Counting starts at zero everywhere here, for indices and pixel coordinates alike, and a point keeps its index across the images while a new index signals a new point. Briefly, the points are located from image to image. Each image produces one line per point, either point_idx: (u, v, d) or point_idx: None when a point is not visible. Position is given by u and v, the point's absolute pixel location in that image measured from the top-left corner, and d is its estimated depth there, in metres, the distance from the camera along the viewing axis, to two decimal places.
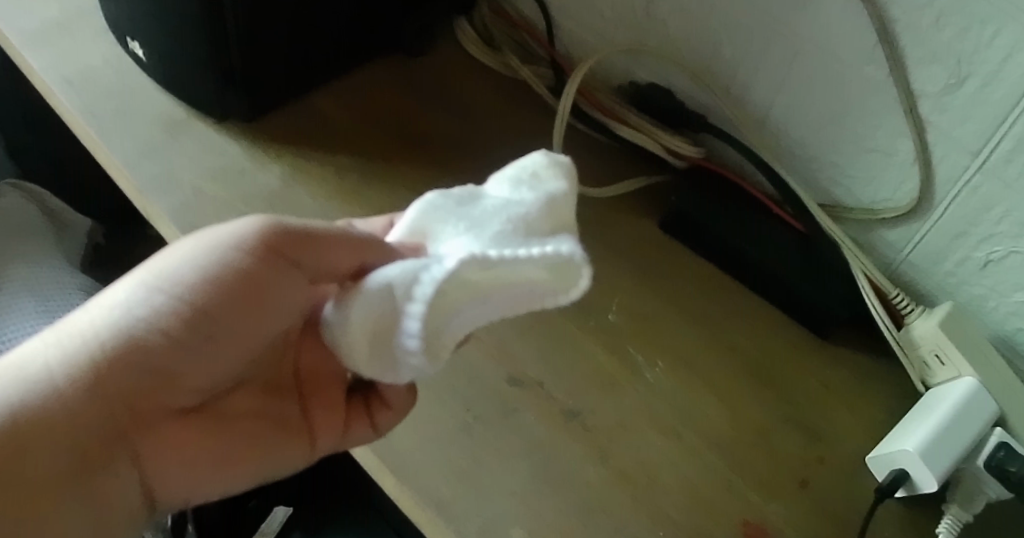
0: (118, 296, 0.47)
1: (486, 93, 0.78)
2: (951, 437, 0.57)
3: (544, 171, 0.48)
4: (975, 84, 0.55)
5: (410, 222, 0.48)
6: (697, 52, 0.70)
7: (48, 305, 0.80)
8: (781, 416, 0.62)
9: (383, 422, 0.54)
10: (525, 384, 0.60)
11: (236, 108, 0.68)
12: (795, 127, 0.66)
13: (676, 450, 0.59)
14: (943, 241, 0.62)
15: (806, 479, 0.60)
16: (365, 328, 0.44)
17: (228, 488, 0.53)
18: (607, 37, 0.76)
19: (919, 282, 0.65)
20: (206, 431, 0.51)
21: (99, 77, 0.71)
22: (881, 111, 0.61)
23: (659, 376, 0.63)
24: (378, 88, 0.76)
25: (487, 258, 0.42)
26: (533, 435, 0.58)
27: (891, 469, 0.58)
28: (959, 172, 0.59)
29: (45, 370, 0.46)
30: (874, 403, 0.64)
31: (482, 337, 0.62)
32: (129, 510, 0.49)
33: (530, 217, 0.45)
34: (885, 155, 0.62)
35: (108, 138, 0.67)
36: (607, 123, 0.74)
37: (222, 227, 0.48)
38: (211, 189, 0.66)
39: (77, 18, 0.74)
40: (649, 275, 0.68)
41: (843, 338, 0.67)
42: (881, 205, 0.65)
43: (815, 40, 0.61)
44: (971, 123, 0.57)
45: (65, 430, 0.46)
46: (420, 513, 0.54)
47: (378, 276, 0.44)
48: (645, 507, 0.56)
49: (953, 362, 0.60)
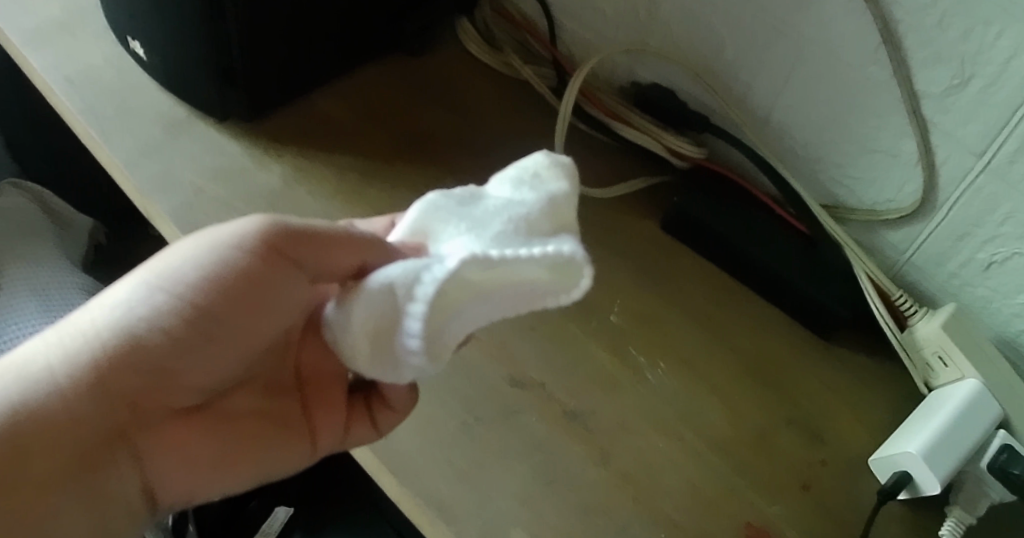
0: (119, 295, 0.47)
1: (487, 93, 0.78)
2: (955, 438, 0.57)
3: (545, 172, 0.48)
4: (979, 84, 0.55)
5: (411, 222, 0.48)
6: (699, 52, 0.69)
7: (49, 304, 0.80)
8: (783, 417, 0.62)
9: (384, 423, 0.54)
10: (526, 385, 0.60)
11: (237, 108, 0.68)
12: (798, 127, 0.66)
13: (677, 452, 0.59)
14: (947, 242, 0.62)
15: (809, 481, 0.59)
16: (366, 327, 0.44)
17: (229, 487, 0.53)
18: (609, 37, 0.76)
19: (922, 283, 0.65)
20: (207, 430, 0.51)
21: (99, 77, 0.70)
22: (884, 111, 0.60)
23: (661, 377, 0.63)
24: (379, 88, 0.76)
25: (488, 258, 0.42)
26: (534, 436, 0.58)
27: (894, 471, 0.58)
28: (962, 173, 0.59)
29: (46, 368, 0.46)
30: (876, 405, 0.64)
31: (483, 338, 0.62)
32: (130, 509, 0.49)
33: (531, 218, 0.45)
34: (888, 156, 0.62)
35: (108, 138, 0.66)
36: (609, 123, 0.74)
37: (223, 226, 0.48)
38: (212, 189, 0.66)
39: (77, 17, 0.74)
40: (651, 275, 0.68)
41: (846, 339, 0.67)
42: (883, 206, 0.64)
43: (818, 40, 0.61)
44: (974, 124, 0.56)
45: (66, 428, 0.46)
46: (422, 515, 0.54)
47: (379, 276, 0.43)
48: (646, 509, 0.56)
49: (956, 364, 0.60)
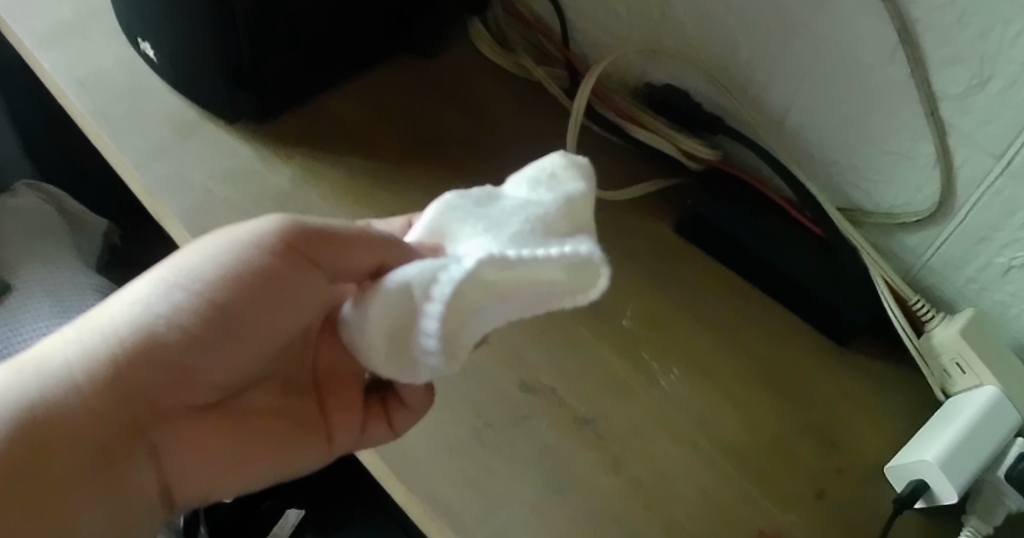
0: (138, 292, 0.47)
1: (499, 94, 0.77)
2: (974, 444, 0.56)
3: (562, 171, 0.48)
4: (999, 85, 0.54)
5: (429, 221, 0.47)
6: (714, 52, 0.69)
7: (63, 305, 0.80)
8: (798, 425, 0.62)
9: (400, 421, 0.53)
10: (537, 390, 0.60)
11: (248, 109, 0.68)
12: (813, 129, 0.65)
13: (690, 459, 0.59)
14: (966, 246, 0.61)
15: (824, 489, 0.59)
16: (383, 328, 0.43)
17: (246, 486, 0.52)
18: (622, 37, 0.76)
19: (940, 288, 0.64)
20: (225, 429, 0.51)
21: (110, 78, 0.70)
22: (902, 112, 0.59)
23: (674, 382, 0.62)
24: (391, 90, 0.75)
25: (505, 258, 0.41)
26: (544, 443, 0.57)
27: (910, 480, 0.57)
28: (981, 175, 0.58)
29: (64, 366, 0.45)
30: (893, 412, 0.63)
31: (494, 342, 0.61)
32: (148, 508, 0.49)
33: (548, 218, 0.44)
34: (905, 158, 0.61)
35: (119, 140, 0.66)
36: (623, 125, 0.73)
37: (242, 225, 0.47)
38: (221, 190, 0.65)
39: (89, 18, 0.74)
40: (664, 280, 0.67)
41: (861, 345, 0.66)
42: (901, 209, 0.64)
43: (834, 39, 0.60)
44: (994, 125, 0.56)
45: (86, 427, 0.45)
46: (429, 522, 0.53)
47: (398, 275, 0.43)
48: (658, 517, 0.56)
49: (974, 370, 0.59)
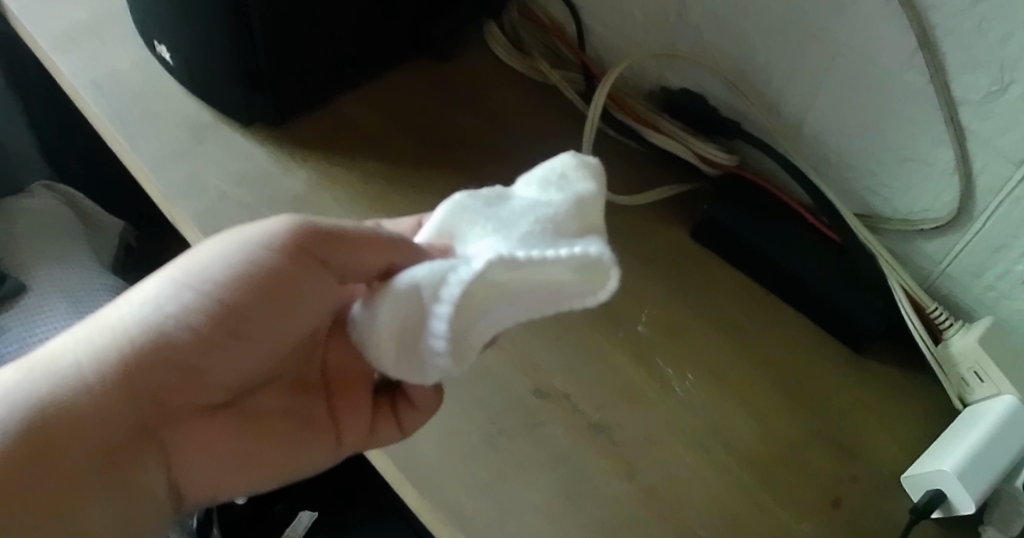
0: (149, 292, 0.47)
1: (515, 97, 0.77)
2: (992, 453, 0.55)
3: (572, 172, 0.47)
4: (1018, 91, 0.54)
5: (438, 222, 0.47)
6: (731, 57, 0.68)
7: (77, 302, 0.81)
8: (813, 432, 0.61)
9: (409, 422, 0.53)
10: (550, 396, 0.59)
11: (263, 112, 0.68)
12: (830, 134, 0.65)
13: (703, 466, 0.58)
14: (984, 253, 0.60)
15: (840, 497, 0.58)
16: (393, 327, 0.43)
17: (254, 487, 0.52)
18: (638, 42, 0.75)
19: (958, 295, 0.63)
20: (234, 430, 0.51)
21: (127, 81, 0.71)
22: (920, 118, 0.59)
23: (688, 388, 0.61)
24: (405, 93, 0.76)
25: (514, 259, 0.41)
26: (557, 448, 0.57)
27: (927, 489, 0.57)
28: (1000, 183, 0.57)
29: (74, 365, 0.46)
30: (911, 421, 0.62)
31: (507, 346, 0.61)
32: (156, 507, 0.49)
33: (558, 218, 0.44)
34: (923, 164, 0.60)
35: (135, 143, 0.67)
36: (640, 130, 0.73)
37: (253, 225, 0.47)
38: (235, 193, 0.66)
39: (106, 21, 0.75)
40: (679, 285, 0.67)
41: (877, 353, 0.65)
42: (919, 215, 0.63)
43: (853, 44, 0.60)
44: (1013, 132, 0.55)
45: (94, 427, 0.46)
46: (441, 527, 0.53)
47: (407, 276, 0.43)
48: (671, 524, 0.55)
49: (993, 380, 0.58)
